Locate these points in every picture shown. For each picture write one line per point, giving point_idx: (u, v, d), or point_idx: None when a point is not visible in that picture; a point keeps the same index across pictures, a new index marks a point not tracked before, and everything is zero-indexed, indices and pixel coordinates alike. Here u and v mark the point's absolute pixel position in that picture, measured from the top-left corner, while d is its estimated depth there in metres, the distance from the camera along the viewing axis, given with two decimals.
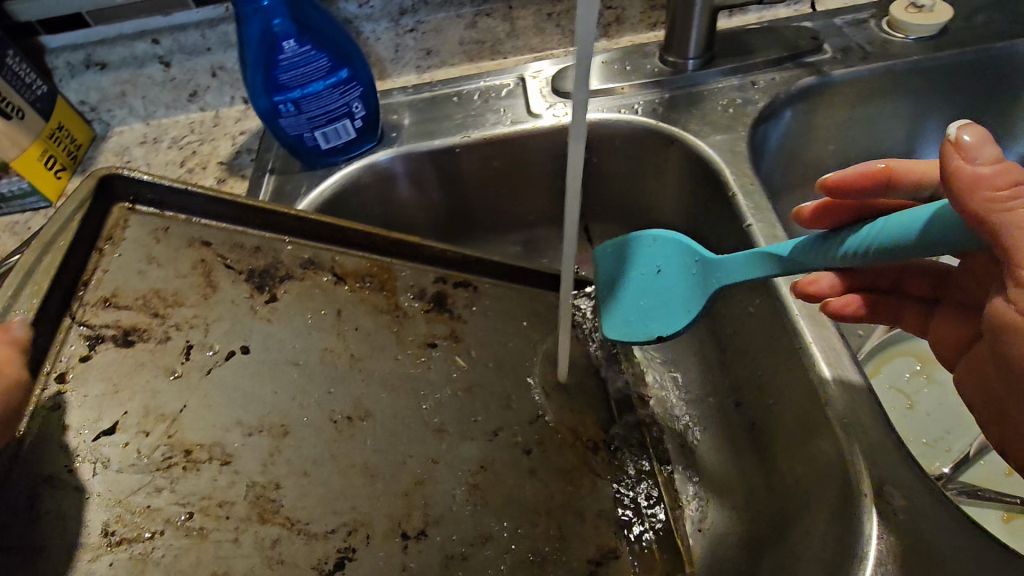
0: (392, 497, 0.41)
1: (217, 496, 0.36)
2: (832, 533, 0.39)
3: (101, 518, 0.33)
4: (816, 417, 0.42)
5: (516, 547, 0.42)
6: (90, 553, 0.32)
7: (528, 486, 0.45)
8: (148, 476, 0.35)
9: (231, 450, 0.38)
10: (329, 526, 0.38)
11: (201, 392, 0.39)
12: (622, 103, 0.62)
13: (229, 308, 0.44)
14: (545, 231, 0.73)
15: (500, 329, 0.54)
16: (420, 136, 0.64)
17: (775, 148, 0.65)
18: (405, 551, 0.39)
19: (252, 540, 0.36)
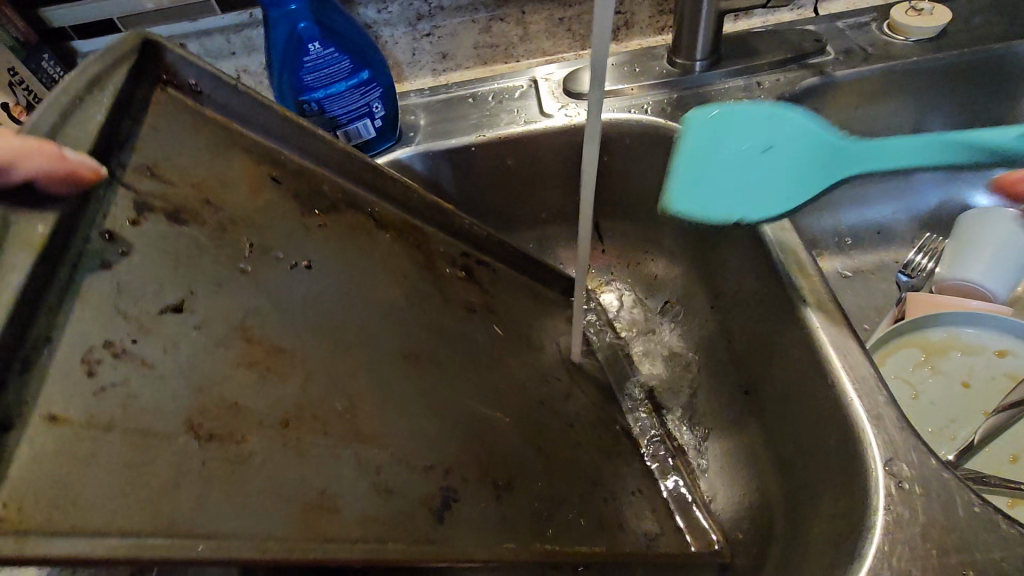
0: (468, 454, 0.40)
1: (303, 405, 0.34)
2: (838, 507, 0.40)
3: (182, 406, 0.30)
4: (822, 398, 0.44)
5: (584, 513, 0.44)
6: (176, 445, 0.28)
7: (560, 464, 0.46)
8: (221, 367, 0.32)
9: (307, 372, 0.36)
10: (426, 462, 0.38)
11: (274, 310, 0.37)
12: (632, 104, 0.65)
13: (283, 217, 0.43)
14: (558, 228, 0.75)
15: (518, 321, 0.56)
16: (437, 135, 0.67)
17: None
18: (499, 500, 0.40)
19: (353, 457, 0.34)
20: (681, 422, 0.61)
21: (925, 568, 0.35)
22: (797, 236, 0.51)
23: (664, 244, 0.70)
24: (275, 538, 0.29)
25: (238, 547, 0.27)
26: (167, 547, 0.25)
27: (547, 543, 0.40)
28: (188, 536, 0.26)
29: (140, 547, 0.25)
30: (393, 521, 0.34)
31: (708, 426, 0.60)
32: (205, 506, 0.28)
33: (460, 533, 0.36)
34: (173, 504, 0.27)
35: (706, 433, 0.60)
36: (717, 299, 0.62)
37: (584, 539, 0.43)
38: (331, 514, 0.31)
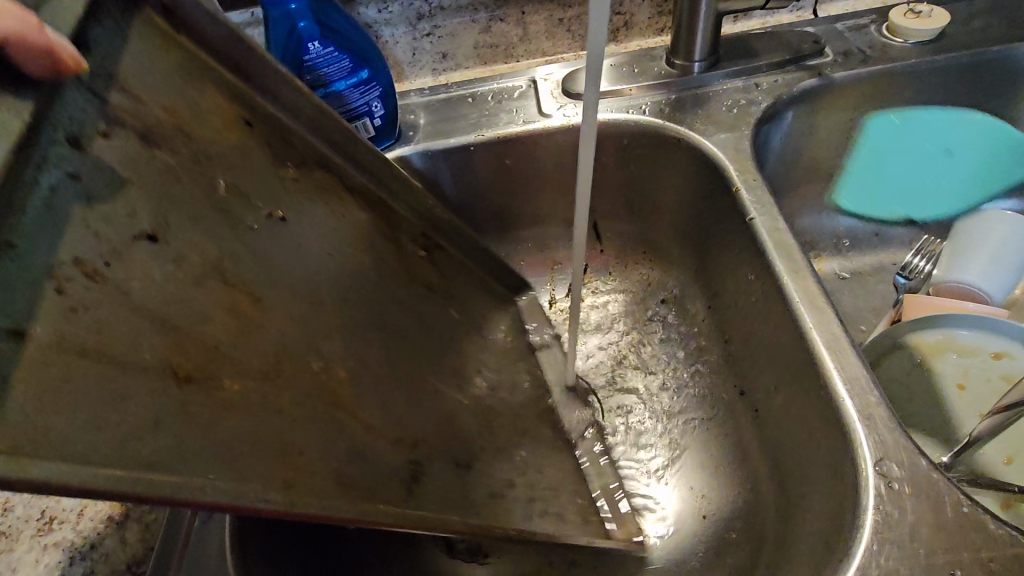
0: (432, 438, 0.44)
1: (272, 363, 0.35)
2: (829, 506, 0.40)
3: (161, 348, 0.29)
4: (814, 399, 0.44)
5: (532, 497, 0.48)
6: (154, 385, 0.28)
7: (511, 460, 0.50)
8: (204, 318, 0.33)
9: (294, 356, 0.37)
10: (394, 436, 0.41)
11: (274, 300, 0.38)
12: (630, 104, 0.65)
13: (269, 189, 0.43)
14: (555, 227, 0.75)
15: (474, 324, 0.60)
16: (436, 135, 0.67)
17: (778, 149, 0.67)
18: (460, 479, 0.44)
19: (329, 425, 0.36)
20: (641, 417, 0.63)
21: (912, 567, 0.35)
22: (792, 236, 0.51)
23: (661, 245, 0.70)
24: (261, 487, 0.29)
25: (230, 492, 0.27)
26: (161, 485, 0.25)
27: (509, 520, 0.43)
28: (180, 476, 0.26)
29: (130, 481, 0.24)
30: (371, 487, 0.36)
31: (702, 426, 0.61)
32: (189, 450, 0.27)
33: (428, 506, 0.38)
34: (156, 444, 0.26)
35: (695, 434, 0.60)
36: (714, 301, 0.62)
37: (536, 517, 0.47)
38: (303, 464, 0.32)
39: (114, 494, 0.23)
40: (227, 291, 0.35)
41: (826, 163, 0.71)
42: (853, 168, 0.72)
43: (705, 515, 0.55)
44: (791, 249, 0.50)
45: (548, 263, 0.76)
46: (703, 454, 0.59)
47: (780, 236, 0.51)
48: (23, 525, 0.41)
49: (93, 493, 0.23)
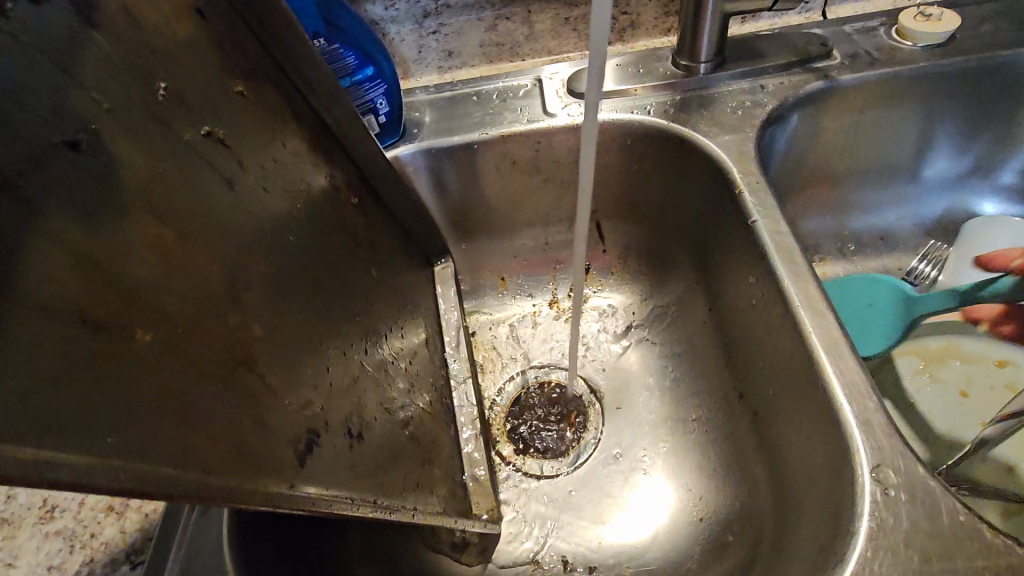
0: (334, 404, 0.43)
1: (194, 309, 0.32)
2: (823, 510, 0.40)
3: (82, 294, 0.26)
4: (813, 404, 0.44)
5: (421, 481, 0.48)
6: (61, 329, 0.24)
7: (397, 431, 0.49)
8: (134, 255, 0.29)
9: (221, 308, 0.34)
10: (296, 401, 0.39)
11: (258, 288, 0.39)
12: (634, 104, 0.65)
13: (247, 146, 0.41)
14: (558, 227, 0.75)
15: (400, 292, 0.60)
16: (440, 132, 0.67)
17: (783, 152, 0.67)
18: (351, 450, 0.42)
19: (238, 387, 0.34)
20: (549, 431, 0.66)
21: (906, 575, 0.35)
22: (795, 240, 0.50)
23: (662, 247, 0.70)
24: (186, 465, 0.28)
25: (156, 476, 0.26)
26: (93, 472, 0.23)
27: (394, 495, 0.44)
28: (115, 460, 0.25)
29: (58, 467, 0.22)
30: (264, 453, 0.34)
31: (703, 428, 0.61)
32: (108, 424, 0.25)
33: (315, 477, 0.38)
34: (81, 420, 0.24)
35: (693, 434, 0.61)
36: (715, 302, 0.62)
37: (420, 501, 0.47)
38: (216, 437, 0.31)
39: (42, 482, 0.22)
40: (171, 236, 0.32)
41: (831, 168, 0.70)
42: (857, 172, 0.71)
43: (702, 518, 0.56)
44: (794, 252, 0.49)
45: (550, 263, 0.77)
46: (701, 457, 0.59)
47: (777, 239, 0.51)
48: (26, 513, 0.42)
49: (29, 483, 0.21)
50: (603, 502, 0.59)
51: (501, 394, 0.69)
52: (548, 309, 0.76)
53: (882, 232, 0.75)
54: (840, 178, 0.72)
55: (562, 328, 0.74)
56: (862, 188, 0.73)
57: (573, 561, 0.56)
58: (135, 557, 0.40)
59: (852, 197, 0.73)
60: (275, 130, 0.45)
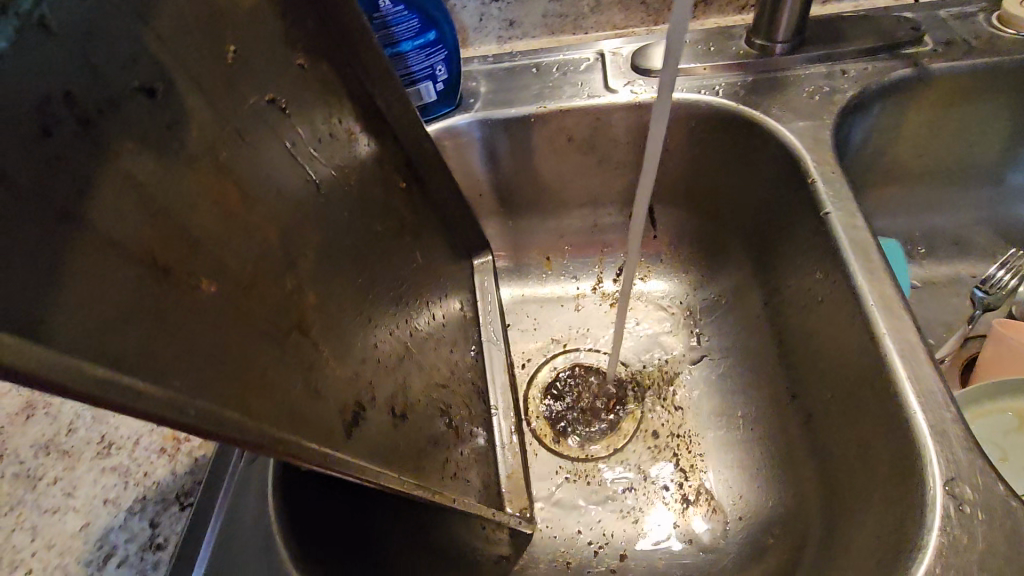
0: (379, 380, 0.42)
1: (251, 268, 0.32)
2: (885, 519, 0.38)
3: (144, 235, 0.25)
4: (879, 412, 0.41)
5: (454, 465, 0.48)
6: (133, 268, 0.24)
7: (434, 411, 0.49)
8: (185, 206, 0.28)
9: (276, 272, 0.34)
10: (345, 373, 0.39)
11: (309, 254, 0.38)
12: (703, 84, 0.62)
13: (307, 115, 0.41)
14: (610, 209, 0.73)
15: (440, 273, 0.59)
16: (498, 103, 0.66)
17: (859, 143, 0.63)
18: (394, 426, 0.42)
19: (291, 350, 0.34)
20: (583, 416, 0.65)
21: None
22: (870, 236, 0.47)
23: (719, 237, 0.67)
24: (226, 409, 0.27)
25: (214, 422, 0.25)
26: (161, 405, 0.23)
27: (432, 480, 0.43)
28: (159, 389, 0.23)
29: (130, 393, 0.21)
30: (314, 421, 0.34)
31: (749, 426, 0.59)
32: (169, 364, 0.25)
33: (360, 448, 0.37)
34: (122, 345, 0.23)
35: (738, 430, 0.59)
36: (772, 297, 0.59)
37: (450, 484, 0.46)
38: (259, 393, 0.30)
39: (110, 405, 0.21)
40: (223, 195, 0.31)
41: (909, 165, 0.66)
42: (937, 170, 0.66)
43: (741, 518, 0.54)
44: (868, 248, 0.46)
45: (597, 246, 0.75)
46: (746, 457, 0.57)
47: (853, 233, 0.48)
48: (85, 447, 0.43)
49: (98, 401, 0.20)
50: (640, 492, 0.58)
51: (535, 377, 0.68)
52: (593, 293, 0.74)
53: (954, 236, 0.70)
54: (918, 177, 0.67)
55: (605, 314, 0.73)
56: (941, 187, 0.68)
57: (604, 547, 0.55)
58: (183, 499, 0.41)
59: (927, 197, 0.68)
60: (335, 99, 0.44)
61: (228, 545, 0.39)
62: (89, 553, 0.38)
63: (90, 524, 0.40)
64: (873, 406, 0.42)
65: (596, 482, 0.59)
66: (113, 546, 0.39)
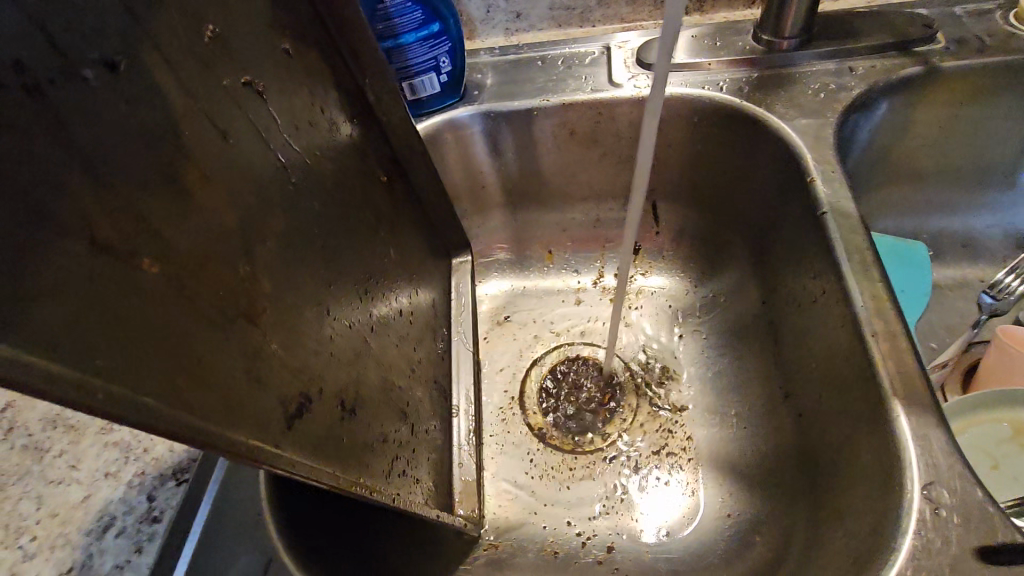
0: (332, 373, 0.40)
1: (201, 244, 0.30)
2: (860, 518, 0.39)
3: (72, 198, 0.22)
4: (864, 414, 0.41)
5: (399, 463, 0.47)
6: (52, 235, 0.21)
7: (389, 405, 0.47)
8: (141, 177, 0.26)
9: (266, 258, 0.35)
10: (299, 362, 0.37)
11: (296, 243, 0.39)
12: (706, 80, 0.62)
13: (285, 97, 0.40)
14: (611, 204, 0.73)
15: (415, 266, 0.59)
16: (501, 96, 0.66)
17: (864, 142, 0.62)
18: (341, 421, 0.40)
19: (235, 335, 0.31)
20: (576, 410, 0.65)
21: None
22: (865, 237, 0.47)
23: (720, 235, 0.67)
24: (170, 398, 0.25)
25: (123, 407, 0.23)
26: (49, 386, 0.20)
27: (372, 475, 0.42)
28: (93, 375, 0.22)
29: (10, 367, 0.19)
30: (247, 413, 0.31)
31: (742, 424, 0.59)
32: (83, 341, 0.22)
33: (300, 443, 0.35)
34: (71, 327, 0.22)
35: (730, 428, 0.59)
36: (769, 296, 0.59)
37: (393, 481, 0.44)
38: (214, 381, 0.29)
39: None
40: (204, 179, 0.30)
41: (916, 165, 0.65)
42: (945, 172, 0.65)
43: (731, 515, 0.54)
44: (864, 251, 0.46)
45: (599, 241, 0.75)
46: (737, 454, 0.57)
47: (848, 235, 0.47)
48: (89, 422, 0.45)
49: None
50: (625, 486, 0.59)
51: (531, 370, 0.69)
52: (593, 287, 0.75)
53: (965, 239, 0.69)
54: (926, 178, 0.66)
55: (603, 308, 0.73)
56: (949, 189, 0.67)
57: (591, 539, 0.56)
58: (180, 475, 0.42)
59: (935, 199, 0.67)
60: (322, 86, 0.45)
61: (218, 522, 0.41)
62: (89, 523, 0.40)
63: (92, 494, 0.41)
64: (859, 410, 0.42)
65: (588, 475, 0.60)
66: (114, 516, 0.40)
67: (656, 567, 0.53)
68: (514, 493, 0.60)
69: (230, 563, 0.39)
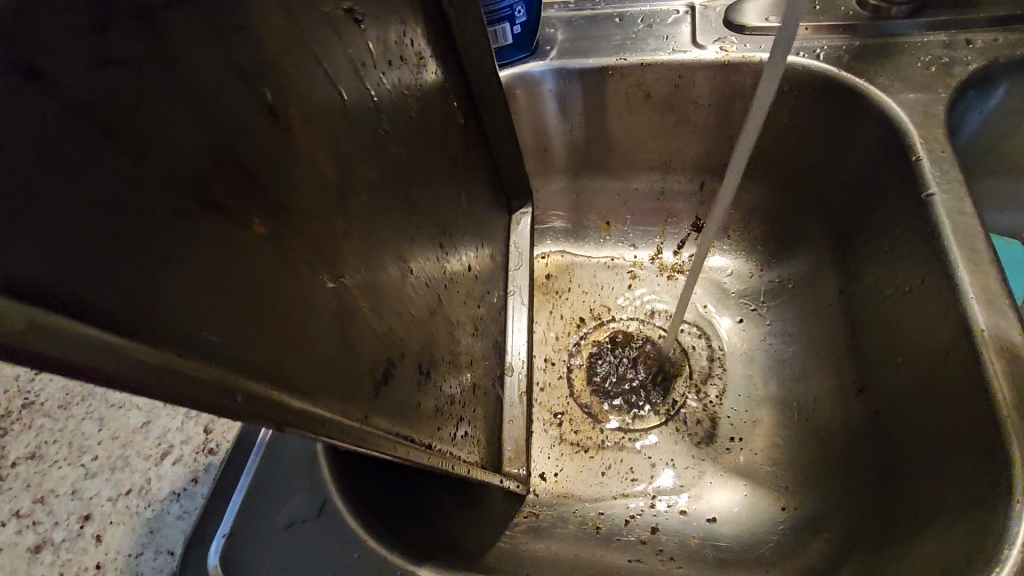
0: (412, 335, 0.38)
1: (305, 195, 0.27)
2: (956, 525, 0.36)
3: (194, 155, 0.20)
4: (971, 421, 0.38)
5: (460, 422, 0.45)
6: (177, 199, 0.19)
7: (452, 357, 0.46)
8: (250, 122, 0.23)
9: (360, 206, 0.33)
10: (386, 333, 0.35)
11: (385, 193, 0.37)
12: (803, 46, 0.57)
13: (380, 28, 0.37)
14: (679, 177, 0.69)
15: (480, 222, 0.57)
16: (575, 52, 0.62)
17: (975, 127, 0.56)
18: (419, 385, 0.38)
19: (332, 295, 0.29)
20: (623, 387, 0.63)
21: None
22: (977, 223, 0.42)
23: (799, 219, 0.63)
24: (270, 379, 0.23)
25: (251, 394, 0.22)
26: (196, 383, 0.19)
27: (437, 435, 0.40)
28: (167, 353, 0.18)
29: (167, 370, 0.18)
30: (341, 374, 0.29)
31: (805, 416, 0.56)
32: (208, 318, 0.20)
33: (387, 411, 0.33)
34: (153, 296, 0.18)
35: (789, 418, 0.56)
36: (848, 285, 0.55)
37: (455, 445, 0.43)
38: (305, 346, 0.26)
39: (138, 387, 0.17)
40: (308, 126, 0.28)
41: None
42: None
43: (785, 509, 0.52)
44: (976, 235, 0.42)
45: (661, 215, 0.71)
46: (798, 446, 0.55)
47: (955, 216, 0.43)
48: None
49: (125, 384, 0.17)
50: (678, 476, 0.56)
51: (580, 340, 0.67)
52: (650, 263, 0.71)
53: None
54: None
55: (662, 285, 0.70)
56: None
57: (636, 517, 0.54)
58: None
59: None
60: (411, 12, 0.42)
61: (269, 470, 0.39)
62: (149, 448, 0.41)
63: (153, 420, 0.42)
64: (962, 410, 0.39)
65: (648, 462, 0.57)
66: (171, 444, 0.41)
67: (702, 553, 0.50)
68: (561, 468, 0.58)
69: (282, 502, 0.37)
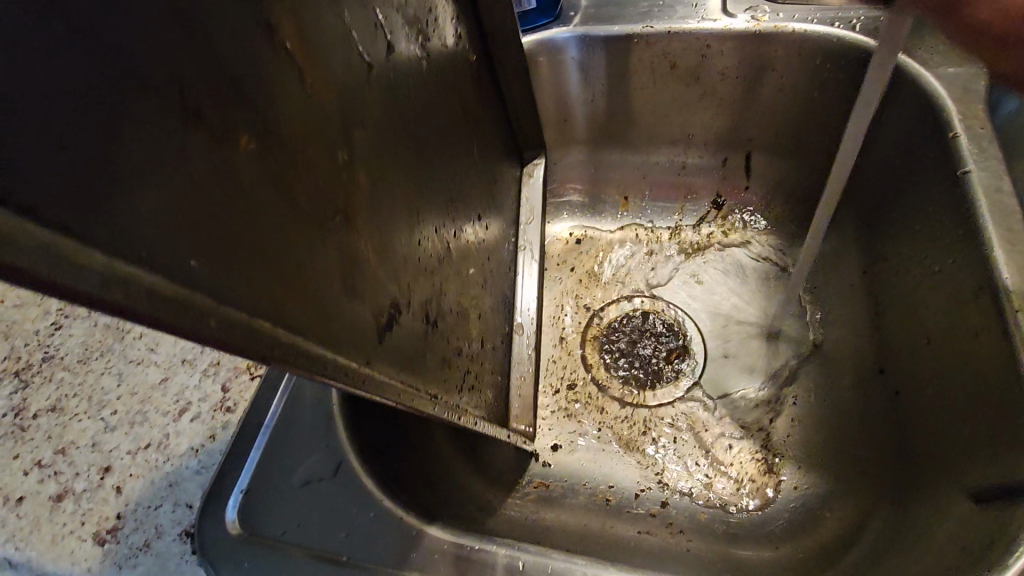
0: (418, 282, 0.38)
1: (322, 148, 0.26)
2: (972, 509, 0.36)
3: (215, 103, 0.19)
4: (999, 407, 0.37)
5: (466, 373, 0.45)
6: (199, 147, 0.19)
7: (462, 320, 0.45)
8: (268, 71, 0.22)
9: (377, 161, 0.32)
10: (394, 284, 0.34)
11: (400, 150, 0.36)
12: (838, 16, 0.55)
13: None
14: (701, 151, 0.67)
15: (493, 190, 0.56)
16: (600, 18, 0.60)
17: (1015, 105, 0.54)
18: (424, 331, 0.38)
19: (339, 245, 0.28)
20: (635, 362, 0.63)
21: None
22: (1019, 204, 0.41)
23: None
24: (290, 327, 0.23)
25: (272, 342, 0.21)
26: (219, 328, 0.19)
27: (441, 387, 0.39)
28: (192, 294, 0.18)
29: (190, 310, 0.17)
30: (351, 328, 0.28)
31: (817, 392, 0.56)
32: (232, 267, 0.20)
33: (388, 357, 0.32)
34: (181, 247, 0.18)
35: (805, 397, 0.56)
36: (875, 265, 0.54)
37: (466, 406, 0.43)
38: (316, 294, 0.25)
39: (167, 326, 0.17)
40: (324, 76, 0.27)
41: None
42: None
43: (798, 486, 0.52)
44: (1014, 214, 0.40)
45: (682, 191, 0.70)
46: (811, 425, 0.54)
47: (992, 195, 0.41)
48: None
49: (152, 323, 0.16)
50: (689, 454, 0.56)
51: (590, 308, 0.67)
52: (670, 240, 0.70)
53: None
54: None
55: (676, 258, 0.69)
56: None
57: (645, 492, 0.54)
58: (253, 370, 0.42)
59: None
60: None
61: (285, 430, 0.39)
62: (167, 403, 0.41)
63: (170, 376, 0.42)
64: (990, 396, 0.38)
65: (659, 436, 0.57)
66: (189, 401, 0.41)
67: (713, 527, 0.51)
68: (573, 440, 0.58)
69: (302, 458, 0.38)
